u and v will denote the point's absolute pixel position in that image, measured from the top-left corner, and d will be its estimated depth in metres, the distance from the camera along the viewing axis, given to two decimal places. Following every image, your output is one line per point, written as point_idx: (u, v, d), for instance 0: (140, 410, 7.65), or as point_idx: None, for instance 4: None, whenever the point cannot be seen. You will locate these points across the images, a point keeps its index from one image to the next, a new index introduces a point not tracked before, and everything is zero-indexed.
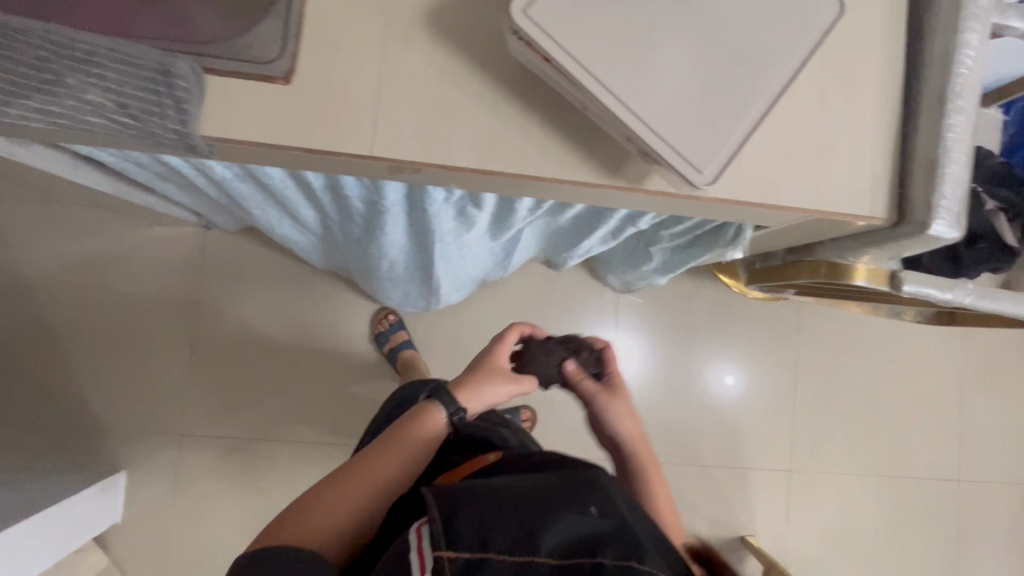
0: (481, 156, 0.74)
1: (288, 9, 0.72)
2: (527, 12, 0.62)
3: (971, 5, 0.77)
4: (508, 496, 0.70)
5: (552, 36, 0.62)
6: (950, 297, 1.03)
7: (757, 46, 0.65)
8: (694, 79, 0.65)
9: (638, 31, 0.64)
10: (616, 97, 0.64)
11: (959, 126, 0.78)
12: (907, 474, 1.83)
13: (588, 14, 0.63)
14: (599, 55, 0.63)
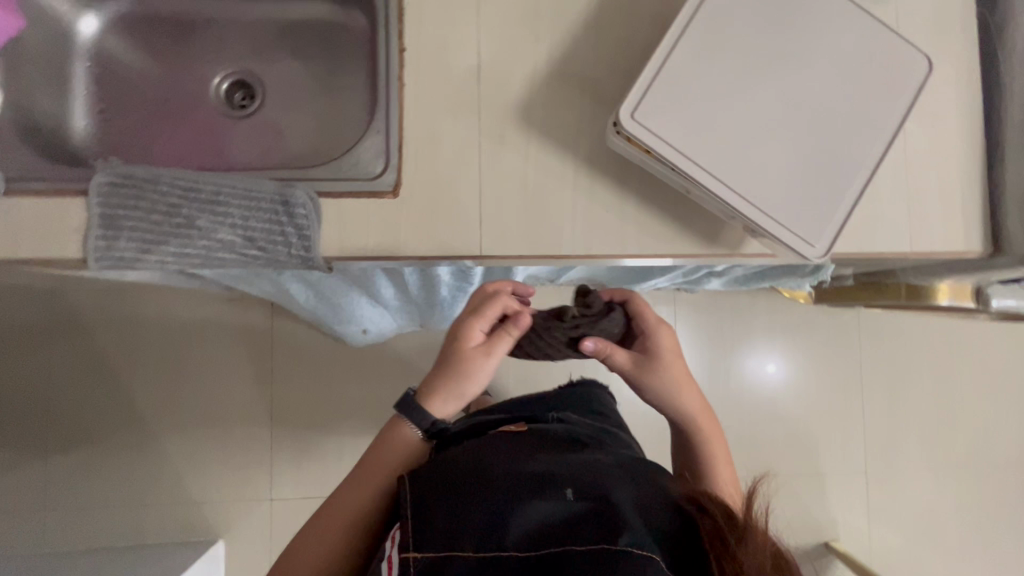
0: (583, 242, 0.76)
1: (388, 125, 0.76)
2: (630, 117, 0.65)
3: None
4: (479, 483, 0.66)
5: (656, 135, 0.65)
6: None
7: (853, 116, 0.67)
8: (797, 157, 0.66)
9: (737, 118, 0.66)
10: (723, 184, 0.65)
11: None
12: (987, 463, 1.80)
13: (688, 109, 0.65)
14: (703, 147, 0.65)
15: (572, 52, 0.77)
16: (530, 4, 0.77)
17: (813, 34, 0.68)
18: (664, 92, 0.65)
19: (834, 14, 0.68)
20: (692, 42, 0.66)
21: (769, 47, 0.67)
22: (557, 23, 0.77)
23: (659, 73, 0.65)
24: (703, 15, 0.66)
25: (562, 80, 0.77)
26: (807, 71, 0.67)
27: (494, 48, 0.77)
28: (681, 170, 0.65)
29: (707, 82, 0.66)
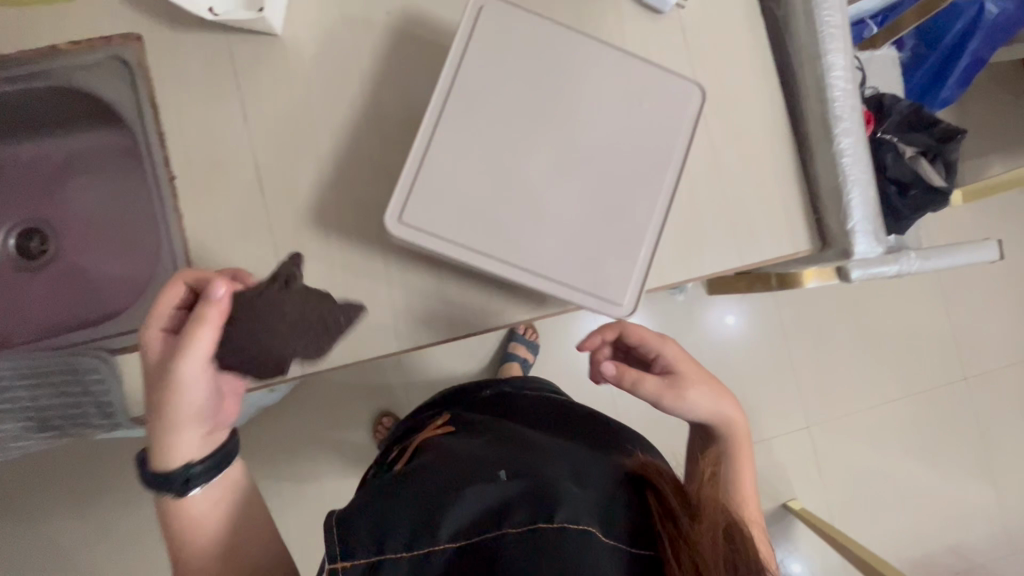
0: (408, 334, 0.73)
1: (175, 260, 0.71)
2: (401, 218, 0.62)
3: (825, 29, 0.78)
4: (415, 487, 0.64)
5: (433, 230, 0.62)
6: (897, 268, 1.01)
7: (630, 164, 0.67)
8: (583, 220, 0.65)
9: (514, 194, 0.64)
10: (513, 264, 0.64)
11: (851, 147, 0.78)
12: (925, 388, 1.80)
13: (460, 196, 0.63)
14: (482, 233, 0.63)
15: (354, 140, 0.74)
16: (299, 101, 0.74)
17: (575, 92, 0.66)
18: (431, 184, 0.63)
19: (592, 66, 0.67)
20: (452, 125, 0.64)
21: (531, 115, 0.65)
22: (333, 114, 0.74)
23: (423, 165, 0.63)
24: (457, 95, 0.64)
25: (351, 171, 0.74)
26: (575, 131, 0.66)
27: (271, 154, 0.73)
28: (466, 260, 0.63)
29: (476, 163, 0.64)
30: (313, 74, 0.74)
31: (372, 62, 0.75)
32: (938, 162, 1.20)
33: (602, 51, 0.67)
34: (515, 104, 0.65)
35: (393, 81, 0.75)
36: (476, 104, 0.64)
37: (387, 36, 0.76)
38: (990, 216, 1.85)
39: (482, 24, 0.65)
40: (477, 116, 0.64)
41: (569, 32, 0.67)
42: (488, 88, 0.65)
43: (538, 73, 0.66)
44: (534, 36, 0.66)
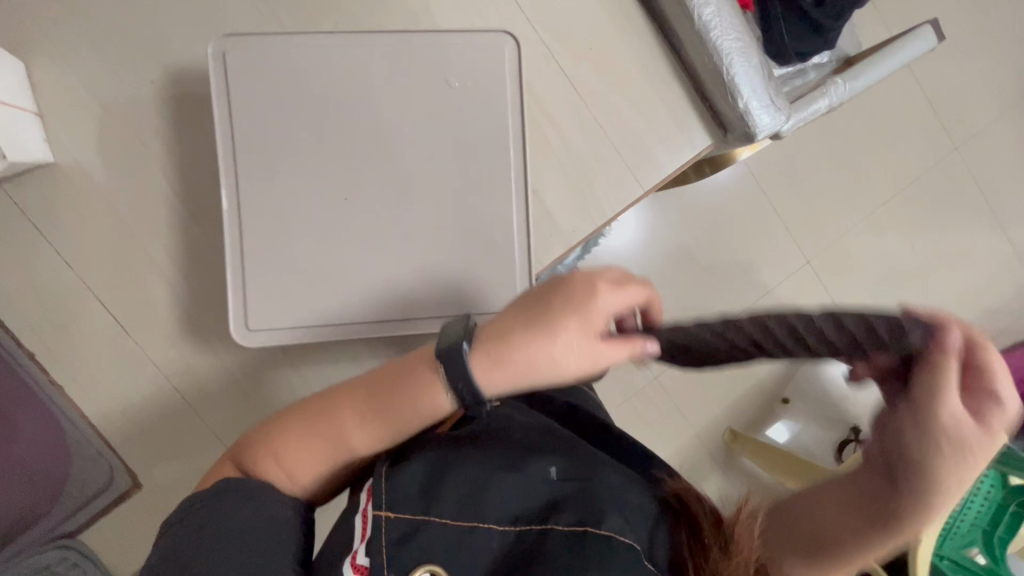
0: None
1: (80, 431, 0.69)
2: (251, 328, 0.56)
3: None
4: (488, 454, 0.54)
5: (291, 323, 0.57)
6: (829, 100, 0.92)
7: (470, 163, 0.59)
8: (446, 240, 0.59)
9: (357, 248, 0.57)
10: (389, 320, 0.58)
11: (715, 17, 0.71)
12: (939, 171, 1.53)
13: (303, 276, 0.57)
14: (344, 304, 0.58)
15: (189, 236, 0.67)
16: (113, 219, 0.66)
17: (378, 103, 0.57)
18: (264, 275, 0.56)
19: (385, 64, 0.57)
20: (260, 201, 0.56)
21: (343, 151, 0.57)
22: (154, 218, 0.66)
23: (247, 259, 0.56)
24: (247, 163, 0.55)
25: (203, 270, 0.68)
26: (397, 147, 0.58)
27: (113, 286, 0.67)
28: (341, 336, 0.58)
29: (304, 232, 0.57)
30: (112, 184, 0.66)
31: (164, 144, 0.66)
32: None
33: (388, 40, 0.57)
34: (320, 146, 0.57)
35: (199, 156, 0.67)
36: (275, 166, 0.56)
37: (166, 109, 0.65)
38: None
39: (235, 68, 0.55)
40: (281, 178, 0.56)
41: (342, 36, 0.57)
42: (281, 143, 0.56)
43: (328, 99, 0.57)
44: (306, 59, 0.56)
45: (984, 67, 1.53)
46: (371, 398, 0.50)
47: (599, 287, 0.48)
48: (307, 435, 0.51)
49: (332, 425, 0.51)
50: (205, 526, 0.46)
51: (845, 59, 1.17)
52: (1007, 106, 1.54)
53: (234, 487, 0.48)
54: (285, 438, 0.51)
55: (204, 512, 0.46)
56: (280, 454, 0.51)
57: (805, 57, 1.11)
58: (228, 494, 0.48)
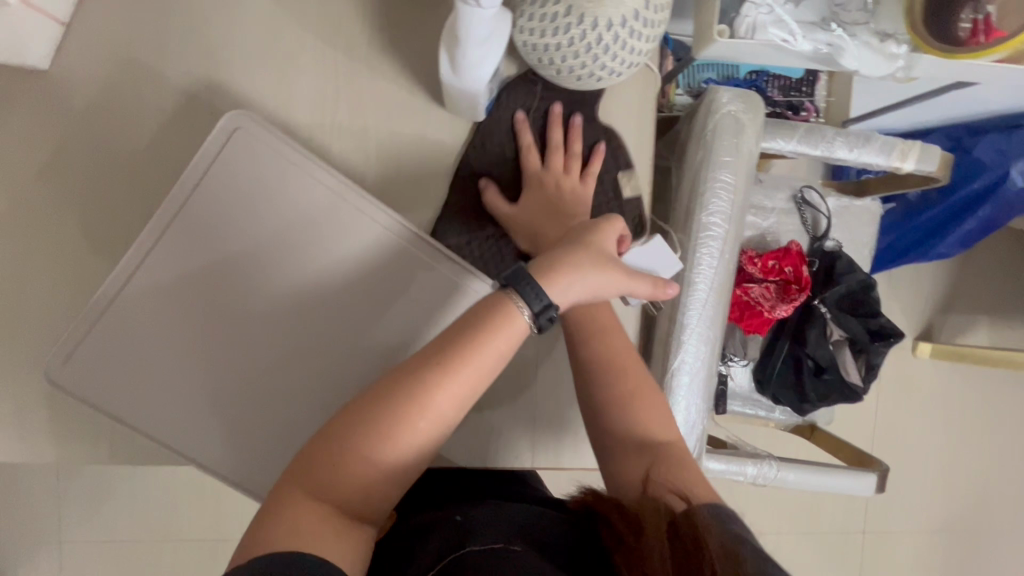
0: (118, 454, 0.63)
1: None
2: (72, 363, 0.55)
3: (702, 235, 0.63)
4: (411, 531, 0.56)
5: (107, 382, 0.55)
6: (754, 473, 0.92)
7: (358, 371, 0.59)
8: (295, 400, 0.58)
9: (211, 374, 0.57)
10: (201, 439, 0.57)
11: (688, 383, 0.65)
12: (817, 531, 1.66)
13: (154, 351, 0.56)
14: (174, 400, 0.56)
15: (114, 217, 0.63)
16: (58, 149, 0.62)
17: (332, 257, 0.58)
18: (117, 328, 0.55)
19: (359, 233, 0.58)
20: (166, 266, 0.56)
21: (271, 275, 0.57)
22: (97, 180, 0.62)
23: (115, 308, 0.55)
24: (178, 233, 0.56)
25: (101, 253, 0.63)
26: (321, 304, 0.58)
27: (10, 207, 0.61)
28: (146, 421, 0.56)
29: (184, 317, 0.56)
30: (85, 126, 0.62)
31: (156, 128, 0.62)
32: (862, 358, 1.08)
33: (376, 216, 0.58)
34: (254, 259, 0.57)
35: (178, 159, 0.63)
36: (200, 249, 0.56)
37: (182, 97, 0.62)
38: (939, 373, 1.71)
39: (231, 152, 0.56)
40: (197, 260, 0.56)
41: (342, 187, 0.58)
42: (223, 236, 0.57)
43: (291, 227, 0.57)
44: (297, 184, 0.57)
45: (898, 474, 1.71)
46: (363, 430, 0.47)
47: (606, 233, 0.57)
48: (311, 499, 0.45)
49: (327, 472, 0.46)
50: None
51: (812, 424, 1.20)
52: (896, 515, 1.71)
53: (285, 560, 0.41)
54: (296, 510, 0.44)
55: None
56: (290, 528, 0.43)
57: (777, 401, 1.14)
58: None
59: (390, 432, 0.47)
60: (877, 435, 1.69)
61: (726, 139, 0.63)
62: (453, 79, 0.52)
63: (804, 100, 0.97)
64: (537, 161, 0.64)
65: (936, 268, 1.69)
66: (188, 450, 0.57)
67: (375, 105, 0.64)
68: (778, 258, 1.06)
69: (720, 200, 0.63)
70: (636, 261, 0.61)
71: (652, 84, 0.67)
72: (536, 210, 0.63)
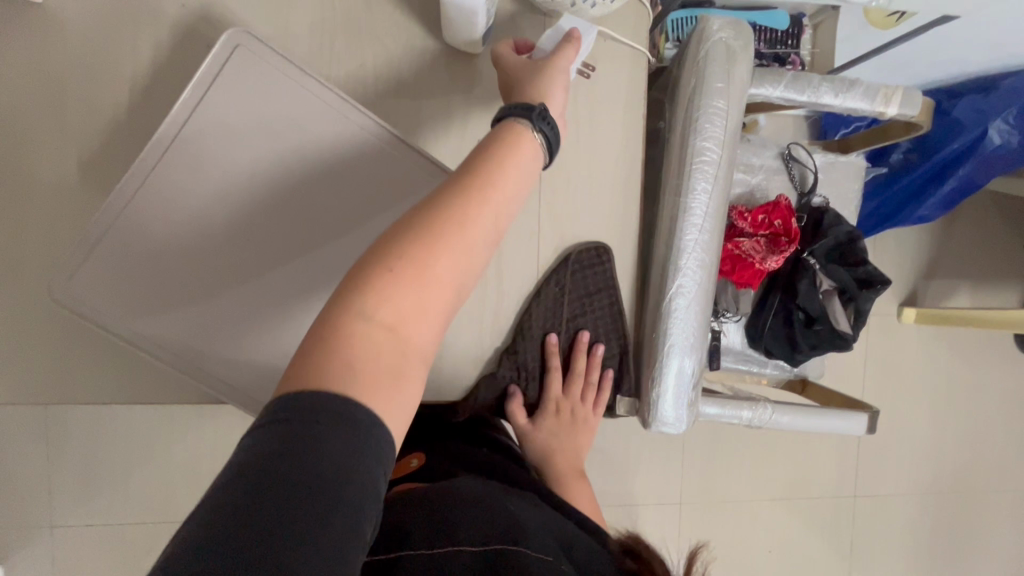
0: (121, 389, 0.63)
1: None
2: (77, 281, 0.55)
3: (697, 159, 0.65)
4: (459, 496, 0.59)
5: (114, 301, 0.55)
6: (749, 416, 0.94)
7: None
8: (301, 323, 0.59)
9: (218, 296, 0.58)
10: (210, 358, 0.58)
11: (685, 307, 0.67)
12: (810, 494, 1.70)
13: (161, 269, 0.56)
14: (181, 319, 0.57)
15: (110, 150, 0.62)
16: (52, 81, 0.61)
17: (336, 177, 0.59)
18: (122, 246, 0.55)
19: (364, 155, 0.60)
20: (171, 183, 0.56)
21: (278, 195, 0.58)
22: (94, 112, 0.62)
23: (115, 230, 0.55)
24: (180, 156, 0.56)
25: (99, 186, 0.62)
26: (327, 226, 0.59)
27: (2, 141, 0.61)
28: (153, 340, 0.57)
29: (190, 235, 0.57)
30: (77, 58, 0.61)
31: (150, 61, 0.62)
32: (851, 306, 1.11)
33: (380, 137, 0.59)
34: (260, 177, 0.58)
35: (174, 92, 0.63)
36: (205, 167, 0.57)
37: (179, 29, 0.62)
38: (924, 339, 1.76)
39: (233, 70, 0.56)
40: (203, 179, 0.57)
41: (345, 108, 0.58)
42: (228, 155, 0.57)
43: (295, 147, 0.58)
44: (299, 108, 0.58)
45: (886, 437, 1.75)
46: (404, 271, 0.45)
47: (507, 62, 0.59)
48: (353, 343, 0.42)
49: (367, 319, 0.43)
50: (318, 447, 0.37)
51: (803, 378, 1.23)
52: (885, 477, 1.74)
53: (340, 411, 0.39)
54: (342, 349, 0.41)
55: (292, 430, 0.37)
56: (339, 366, 0.41)
57: (770, 354, 1.16)
58: (325, 418, 0.38)
59: (434, 257, 0.46)
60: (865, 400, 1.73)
61: (719, 64, 0.64)
62: None
63: (790, 53, 0.98)
64: (557, 388, 0.74)
65: (919, 236, 1.73)
66: (197, 370, 0.58)
67: (371, 39, 0.65)
68: (767, 212, 1.09)
69: (714, 124, 0.65)
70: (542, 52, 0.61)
71: (646, 18, 0.68)
72: (550, 433, 0.78)
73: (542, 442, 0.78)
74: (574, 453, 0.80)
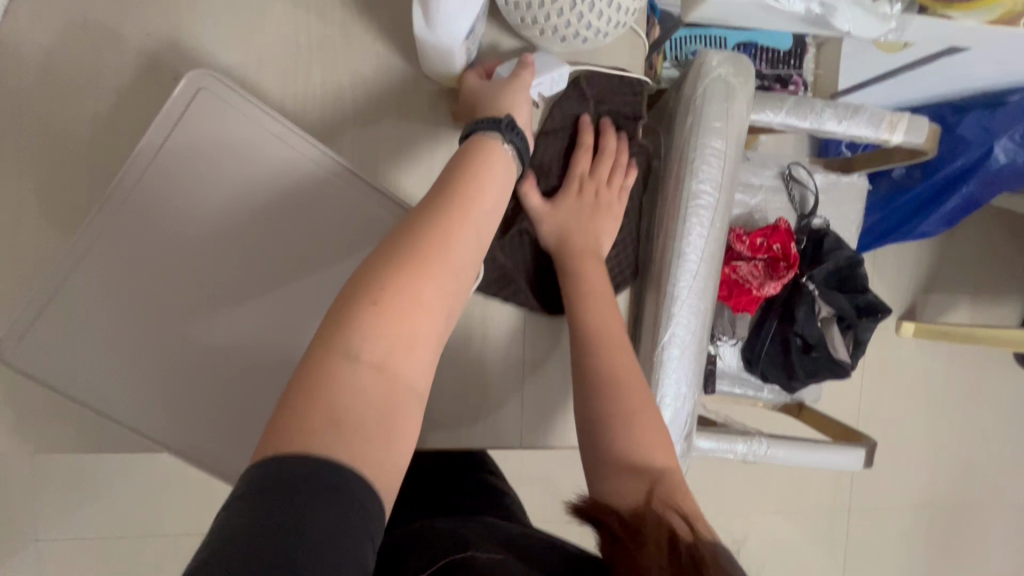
0: (83, 439, 0.59)
1: None
2: (27, 342, 0.51)
3: (692, 204, 0.62)
4: (424, 531, 0.56)
5: (68, 361, 0.52)
6: (744, 451, 0.92)
7: None
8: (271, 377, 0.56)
9: (180, 350, 0.54)
10: (172, 418, 0.54)
11: (678, 357, 0.64)
12: (805, 508, 1.68)
13: (117, 328, 0.53)
14: (140, 375, 0.54)
15: (71, 189, 0.59)
16: (8, 114, 0.57)
17: (305, 222, 0.56)
18: (76, 304, 0.52)
19: (335, 200, 0.56)
20: (130, 235, 0.53)
21: (244, 245, 0.55)
22: (52, 147, 0.58)
23: (72, 282, 0.52)
24: (141, 203, 0.52)
25: (59, 228, 0.59)
26: (296, 276, 0.56)
27: None
28: (109, 402, 0.53)
29: (150, 289, 0.53)
30: (36, 91, 0.58)
31: (114, 94, 0.59)
32: (850, 334, 1.08)
33: (356, 180, 0.56)
34: (226, 227, 0.54)
35: (140, 126, 0.59)
36: (167, 219, 0.53)
37: (143, 59, 0.59)
38: (922, 352, 1.73)
39: (197, 115, 0.53)
40: (164, 231, 0.53)
41: (316, 151, 0.55)
42: (191, 205, 0.54)
43: (264, 194, 0.55)
44: (268, 149, 0.54)
45: (882, 451, 1.73)
46: (390, 307, 0.42)
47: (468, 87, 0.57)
48: (338, 390, 0.39)
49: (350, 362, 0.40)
50: (305, 514, 0.33)
51: (799, 402, 1.20)
52: (880, 491, 1.73)
53: (328, 471, 0.35)
54: (327, 399, 0.38)
55: (268, 501, 0.33)
56: (323, 420, 0.38)
57: (766, 379, 1.13)
58: (311, 481, 0.35)
59: (411, 288, 0.43)
60: (862, 414, 1.70)
61: (717, 104, 0.61)
62: (427, 33, 0.49)
63: (792, 73, 0.95)
64: (586, 164, 0.64)
65: (919, 249, 1.70)
66: (160, 426, 0.54)
67: (349, 69, 0.61)
68: (766, 235, 1.05)
69: (711, 167, 0.61)
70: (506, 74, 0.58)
71: (640, 49, 0.65)
72: (569, 216, 0.63)
73: (558, 223, 0.63)
74: (593, 240, 0.63)
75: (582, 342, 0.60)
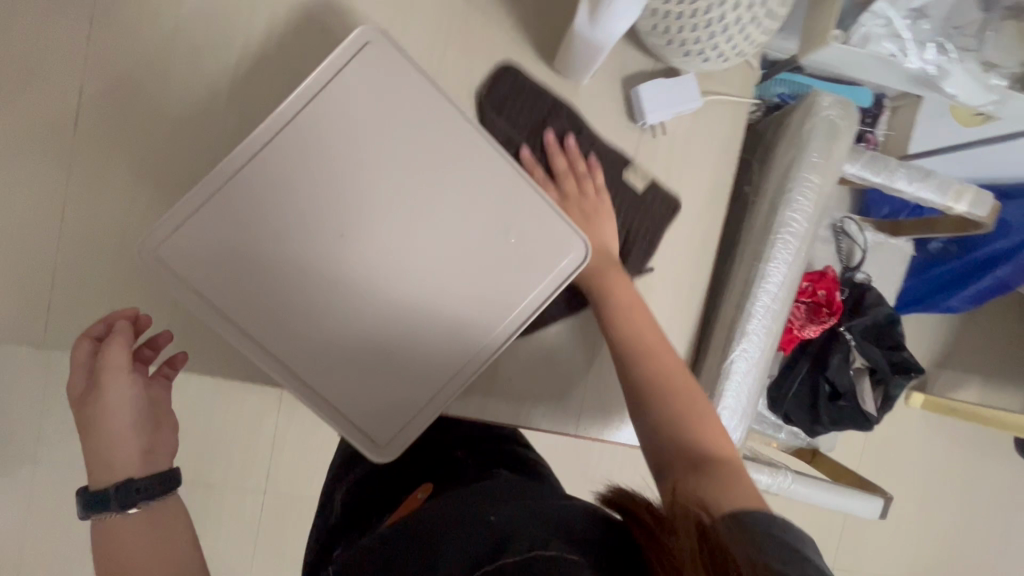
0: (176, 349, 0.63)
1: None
2: (164, 252, 0.52)
3: (781, 230, 0.65)
4: (435, 526, 0.52)
5: (194, 275, 0.53)
6: (768, 482, 0.94)
7: (445, 301, 0.56)
8: None
9: (294, 284, 0.54)
10: (274, 354, 0.54)
11: (743, 372, 0.67)
12: None
13: (244, 256, 0.53)
14: (252, 299, 0.54)
15: (208, 118, 0.62)
16: (162, 41, 0.61)
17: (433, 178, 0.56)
18: (211, 225, 0.53)
19: (468, 163, 0.56)
20: (272, 162, 0.53)
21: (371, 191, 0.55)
22: (196, 76, 0.62)
23: (217, 198, 0.52)
24: (289, 135, 0.54)
25: (188, 152, 0.62)
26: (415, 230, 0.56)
27: (110, 92, 0.61)
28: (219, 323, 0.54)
29: (281, 218, 0.54)
30: (195, 24, 0.61)
31: (267, 39, 0.62)
32: (879, 387, 1.12)
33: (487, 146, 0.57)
34: (367, 176, 0.55)
35: (282, 71, 0.63)
36: (308, 154, 0.54)
37: (296, 12, 0.62)
38: (924, 426, 1.76)
39: (361, 66, 0.54)
40: (300, 166, 0.54)
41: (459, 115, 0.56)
42: (332, 146, 0.54)
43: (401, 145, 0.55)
44: (413, 105, 0.55)
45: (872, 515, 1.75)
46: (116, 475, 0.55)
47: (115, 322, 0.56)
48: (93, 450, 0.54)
49: (156, 431, 0.56)
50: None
51: (814, 448, 1.23)
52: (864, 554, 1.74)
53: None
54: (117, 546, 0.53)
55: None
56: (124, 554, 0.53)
57: (789, 420, 1.15)
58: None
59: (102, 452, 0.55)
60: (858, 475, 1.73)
61: (821, 141, 0.64)
62: (588, 29, 0.54)
63: (865, 131, 0.99)
64: (563, 164, 0.63)
65: (938, 325, 1.74)
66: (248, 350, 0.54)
67: (482, 52, 0.64)
68: (812, 280, 1.09)
69: (806, 199, 0.65)
70: (663, 86, 0.65)
71: (751, 80, 0.69)
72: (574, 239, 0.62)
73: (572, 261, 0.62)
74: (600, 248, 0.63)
75: (633, 349, 0.60)
